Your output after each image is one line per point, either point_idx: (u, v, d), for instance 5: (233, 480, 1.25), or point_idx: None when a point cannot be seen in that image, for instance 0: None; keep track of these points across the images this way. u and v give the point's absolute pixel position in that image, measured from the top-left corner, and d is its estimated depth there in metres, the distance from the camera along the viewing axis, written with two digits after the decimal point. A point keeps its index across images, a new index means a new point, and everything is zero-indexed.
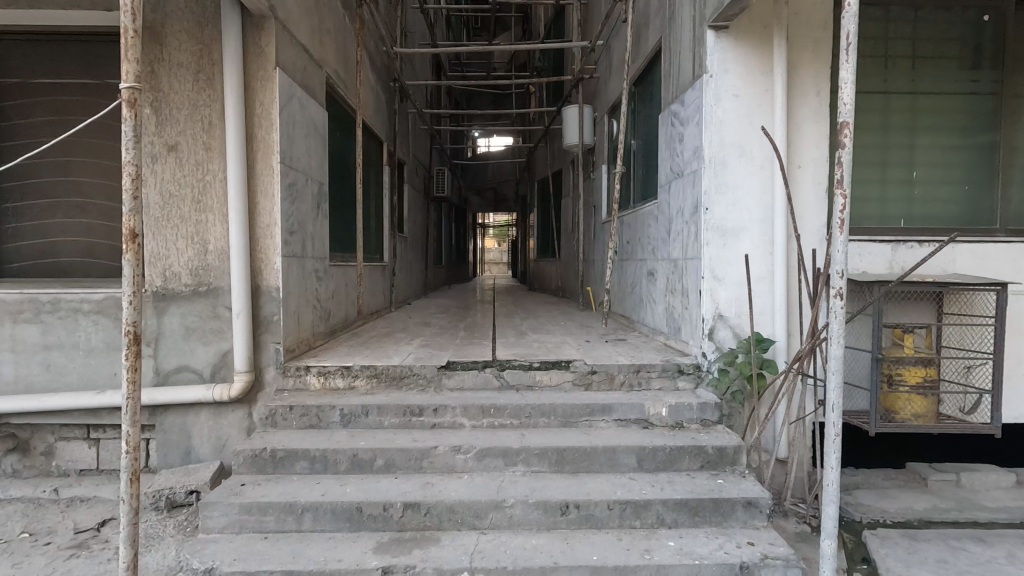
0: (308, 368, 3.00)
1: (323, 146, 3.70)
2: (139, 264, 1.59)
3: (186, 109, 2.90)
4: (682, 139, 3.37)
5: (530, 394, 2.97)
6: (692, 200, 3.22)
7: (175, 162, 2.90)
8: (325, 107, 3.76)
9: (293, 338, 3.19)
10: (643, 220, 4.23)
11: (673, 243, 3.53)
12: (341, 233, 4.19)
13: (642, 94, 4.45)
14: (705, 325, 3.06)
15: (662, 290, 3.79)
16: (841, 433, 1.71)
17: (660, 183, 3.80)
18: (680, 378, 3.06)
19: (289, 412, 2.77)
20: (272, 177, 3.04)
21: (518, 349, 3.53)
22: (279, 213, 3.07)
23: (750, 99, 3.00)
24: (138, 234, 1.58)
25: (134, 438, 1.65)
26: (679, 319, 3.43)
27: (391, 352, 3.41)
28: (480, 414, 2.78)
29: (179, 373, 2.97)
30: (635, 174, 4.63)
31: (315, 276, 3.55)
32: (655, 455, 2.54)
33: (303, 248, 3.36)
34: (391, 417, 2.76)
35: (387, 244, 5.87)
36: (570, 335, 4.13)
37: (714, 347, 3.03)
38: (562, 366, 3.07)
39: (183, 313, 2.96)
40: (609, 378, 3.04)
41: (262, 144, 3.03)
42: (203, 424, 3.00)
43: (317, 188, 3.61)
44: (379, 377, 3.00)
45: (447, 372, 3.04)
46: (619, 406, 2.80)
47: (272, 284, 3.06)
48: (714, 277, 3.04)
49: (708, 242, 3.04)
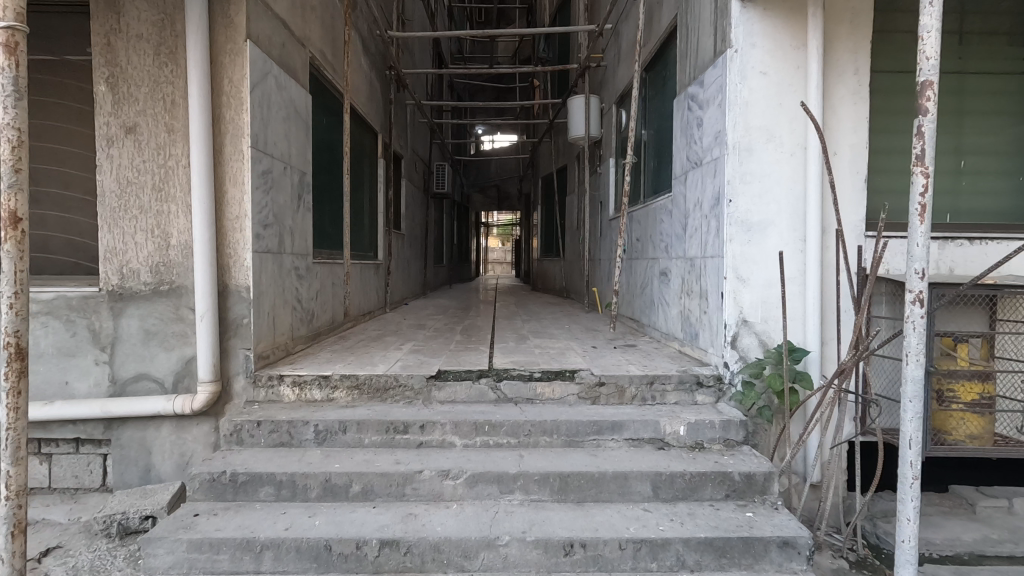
0: (281, 378, 2.68)
1: (305, 131, 3.37)
2: (20, 256, 1.47)
3: (146, 86, 2.60)
4: (702, 124, 3.03)
5: (530, 408, 2.64)
6: (712, 191, 2.88)
7: (134, 146, 2.61)
8: (307, 88, 3.43)
9: (266, 343, 2.85)
10: (655, 215, 3.89)
11: (690, 241, 3.19)
12: (327, 228, 3.88)
13: (655, 79, 4.11)
14: (728, 332, 2.72)
15: (676, 292, 3.46)
16: (917, 477, 1.55)
17: (675, 173, 3.46)
18: (698, 391, 2.73)
19: (256, 428, 2.45)
20: (241, 163, 2.68)
21: (517, 356, 3.19)
22: (251, 203, 2.71)
23: (780, 79, 2.66)
24: (19, 218, 1.46)
25: (14, 480, 1.51)
26: (696, 324, 3.10)
27: (377, 359, 3.08)
28: (473, 432, 2.45)
29: (139, 382, 2.68)
30: (646, 165, 4.29)
31: (293, 274, 3.22)
32: (673, 483, 2.20)
33: (279, 243, 3.03)
34: (371, 434, 2.44)
35: (381, 241, 5.56)
36: (574, 340, 3.79)
37: (737, 357, 2.70)
38: (566, 377, 2.74)
39: (143, 315, 2.66)
40: (619, 391, 2.71)
41: (231, 126, 2.67)
42: (165, 439, 2.68)
43: (298, 179, 3.28)
44: (361, 388, 2.68)
45: (437, 383, 2.71)
46: (631, 424, 2.46)
47: (241, 282, 2.70)
48: (737, 277, 2.71)
49: (732, 238, 2.71)
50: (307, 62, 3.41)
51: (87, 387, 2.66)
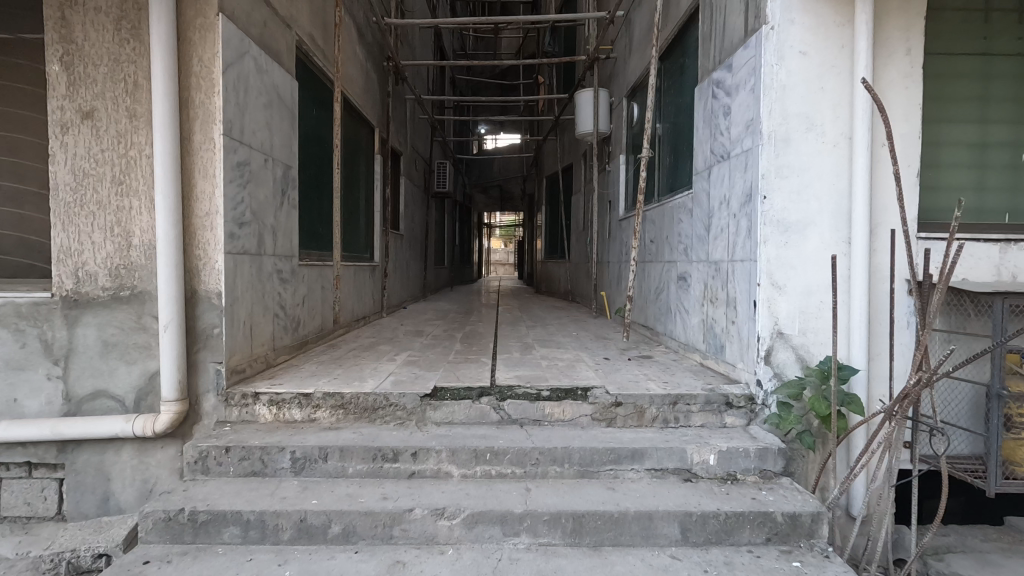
0: (257, 397, 2.38)
1: (290, 121, 3.07)
2: None
3: (106, 65, 2.31)
4: (729, 112, 2.72)
5: (538, 432, 2.33)
6: (742, 187, 2.57)
7: (92, 134, 2.32)
8: (293, 74, 3.13)
9: (242, 356, 2.54)
10: (672, 216, 3.59)
11: (715, 243, 2.89)
12: (316, 227, 3.58)
13: (671, 67, 3.81)
14: (761, 345, 2.42)
15: (697, 299, 3.15)
16: None
17: (696, 169, 3.15)
18: (727, 412, 2.42)
19: (224, 454, 2.13)
20: (212, 152, 2.36)
21: (523, 369, 2.88)
22: (224, 199, 2.39)
23: (822, 60, 2.35)
24: None
25: None
26: (722, 336, 2.78)
27: (366, 373, 2.78)
28: (472, 460, 2.14)
29: (96, 399, 2.37)
30: (662, 161, 3.99)
31: (276, 278, 2.92)
32: (705, 525, 1.88)
33: (259, 243, 2.72)
34: (356, 462, 2.13)
35: (378, 241, 5.26)
36: (584, 350, 3.49)
37: (772, 374, 2.39)
38: (578, 396, 2.43)
39: (101, 323, 2.36)
40: (638, 412, 2.40)
41: (201, 110, 2.35)
42: (125, 464, 2.38)
43: (282, 173, 2.98)
44: (347, 408, 2.38)
45: (433, 402, 2.40)
46: (654, 452, 2.15)
47: (212, 288, 2.38)
48: (772, 283, 2.40)
49: (766, 239, 2.40)
50: (293, 45, 3.11)
51: (38, 406, 2.35)
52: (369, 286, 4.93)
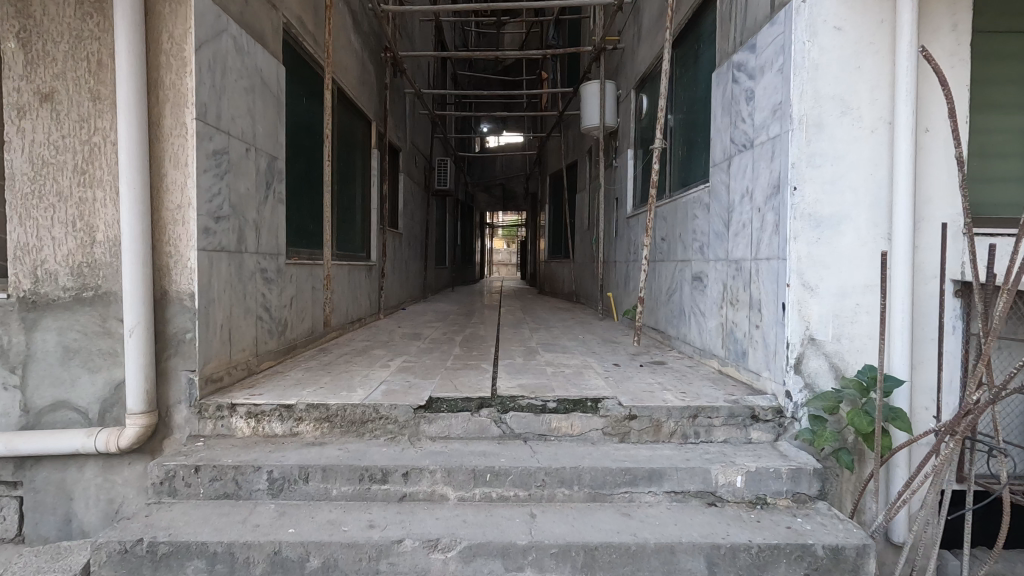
0: (233, 408, 2.15)
1: (276, 109, 2.86)
2: None
3: (67, 43, 2.09)
4: (752, 97, 2.49)
5: (543, 449, 2.10)
6: (768, 178, 2.34)
7: (52, 118, 2.10)
8: (280, 59, 2.91)
9: (219, 363, 2.31)
10: (686, 212, 3.36)
11: (735, 239, 2.66)
12: (306, 223, 3.36)
13: (684, 53, 3.58)
14: (790, 352, 2.19)
15: (714, 302, 2.92)
16: None
17: (714, 160, 2.92)
18: (753, 426, 2.19)
19: (193, 474, 1.91)
20: (182, 138, 2.13)
21: (527, 377, 2.66)
22: (197, 190, 2.16)
23: (859, 36, 2.12)
24: None
25: None
26: (745, 342, 2.55)
27: (357, 381, 2.55)
28: (470, 481, 1.91)
29: (57, 412, 2.15)
30: (674, 153, 3.76)
31: (259, 277, 2.70)
32: (735, 559, 1.65)
33: (239, 239, 2.49)
34: (340, 483, 1.90)
35: (375, 240, 5.04)
36: (592, 355, 3.26)
37: (803, 384, 2.16)
38: (588, 408, 2.21)
39: (62, 327, 2.14)
40: (654, 426, 2.18)
41: (171, 91, 2.12)
42: (89, 482, 2.15)
43: (266, 164, 2.76)
44: (332, 421, 2.16)
45: (427, 415, 2.18)
46: (673, 473, 1.92)
47: (183, 288, 2.15)
48: (803, 283, 2.17)
49: (797, 235, 2.16)
50: (280, 27, 2.89)
51: None
52: (365, 286, 4.71)
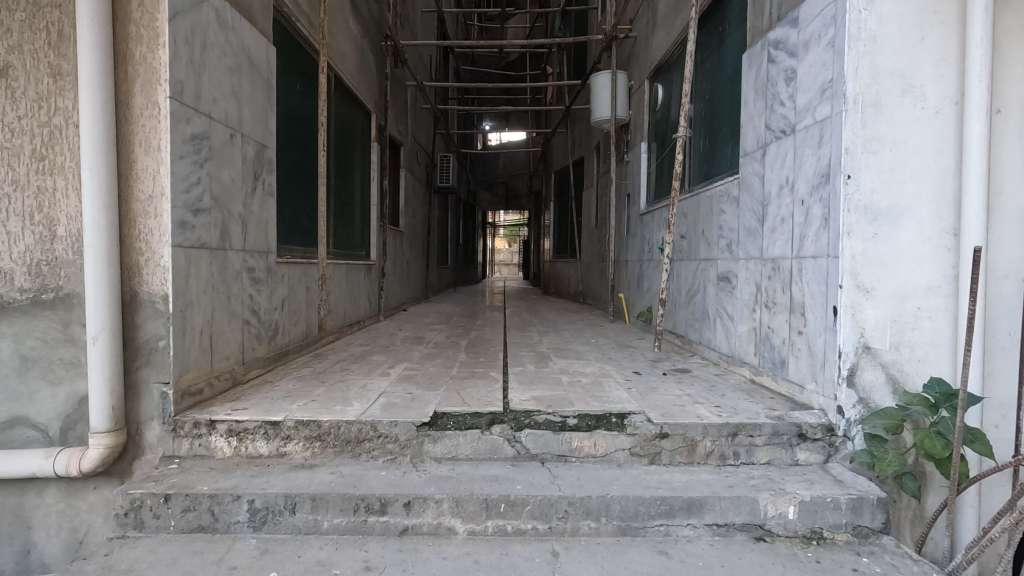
0: (212, 426, 1.91)
1: (266, 93, 2.61)
2: None
3: (24, 10, 1.84)
4: (793, 77, 2.24)
5: (564, 472, 1.85)
6: (814, 167, 2.09)
7: (5, 96, 1.84)
8: (271, 39, 2.67)
9: (198, 374, 2.06)
10: (711, 207, 3.10)
11: (771, 236, 2.41)
12: (300, 219, 3.11)
13: (708, 37, 3.33)
14: (843, 362, 1.94)
15: (745, 305, 2.67)
16: None
17: (745, 149, 2.67)
18: (801, 445, 1.94)
19: (163, 505, 1.65)
20: (155, 120, 1.88)
21: (541, 388, 2.40)
22: (172, 179, 1.91)
23: (922, 3, 1.86)
24: None
25: None
26: (784, 350, 2.30)
27: (353, 392, 2.30)
28: (482, 513, 1.66)
29: (12, 429, 1.88)
30: (695, 145, 3.51)
31: (246, 277, 2.45)
32: None
33: (223, 235, 2.24)
34: (333, 515, 1.65)
35: (375, 237, 4.80)
36: (609, 362, 3.00)
37: (857, 399, 1.91)
38: (612, 426, 1.96)
39: (18, 334, 1.88)
40: (688, 446, 1.92)
41: (142, 66, 1.87)
42: (48, 510, 1.89)
43: (255, 153, 2.51)
44: (324, 441, 1.91)
45: (431, 433, 1.92)
46: (716, 503, 1.67)
47: (156, 289, 1.90)
48: (857, 285, 1.92)
49: (851, 230, 1.92)
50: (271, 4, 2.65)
51: None
52: (364, 287, 4.46)
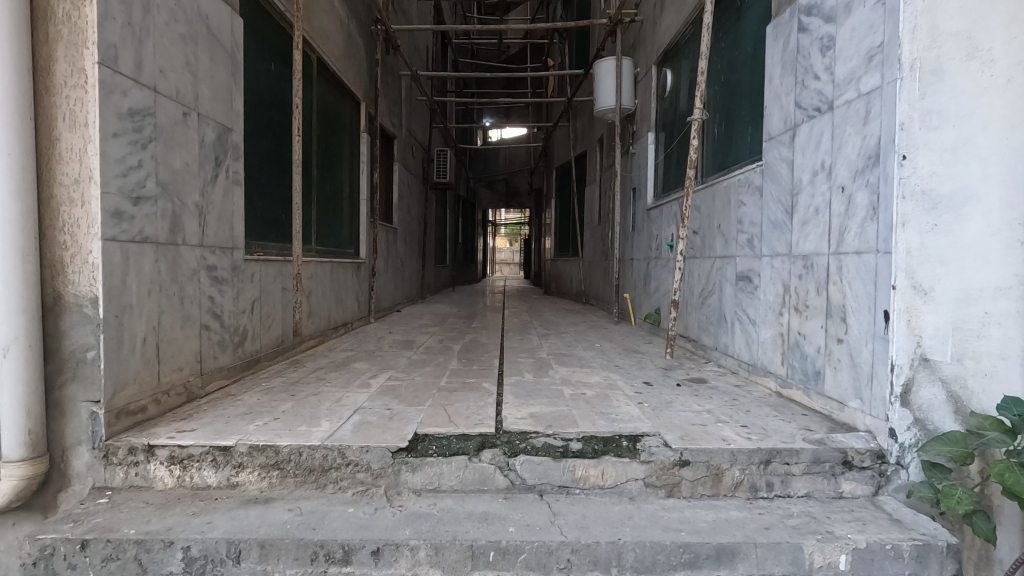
0: (151, 452, 1.62)
1: (229, 69, 2.31)
2: None
3: None
4: (831, 45, 1.95)
5: (566, 509, 1.55)
6: (859, 147, 1.79)
7: None
8: (235, 8, 2.37)
9: (140, 390, 1.78)
10: (728, 198, 2.81)
11: (803, 229, 2.12)
12: (273, 212, 2.82)
13: (724, 12, 3.03)
14: (895, 377, 1.63)
15: (770, 308, 2.37)
16: None
17: (769, 133, 2.38)
18: (845, 475, 1.65)
19: (79, 553, 1.36)
20: (81, 91, 1.58)
21: (539, 403, 2.10)
22: (104, 160, 1.62)
23: None
24: None
25: None
26: (818, 361, 2.01)
27: (324, 409, 2.00)
28: (466, 563, 1.36)
29: None
30: (710, 131, 3.21)
31: (204, 276, 2.15)
32: None
33: (173, 228, 1.95)
34: (284, 566, 1.35)
35: (365, 234, 4.51)
36: (616, 371, 2.71)
37: (911, 421, 1.62)
38: (622, 453, 1.67)
39: None
40: (713, 476, 1.63)
41: (65, 26, 1.58)
42: None
43: (215, 135, 2.22)
44: (283, 469, 1.62)
45: (409, 461, 1.63)
46: (752, 551, 1.37)
47: (84, 291, 1.61)
48: (913, 285, 1.62)
49: (907, 219, 1.62)
50: None
51: None
52: (353, 287, 4.17)
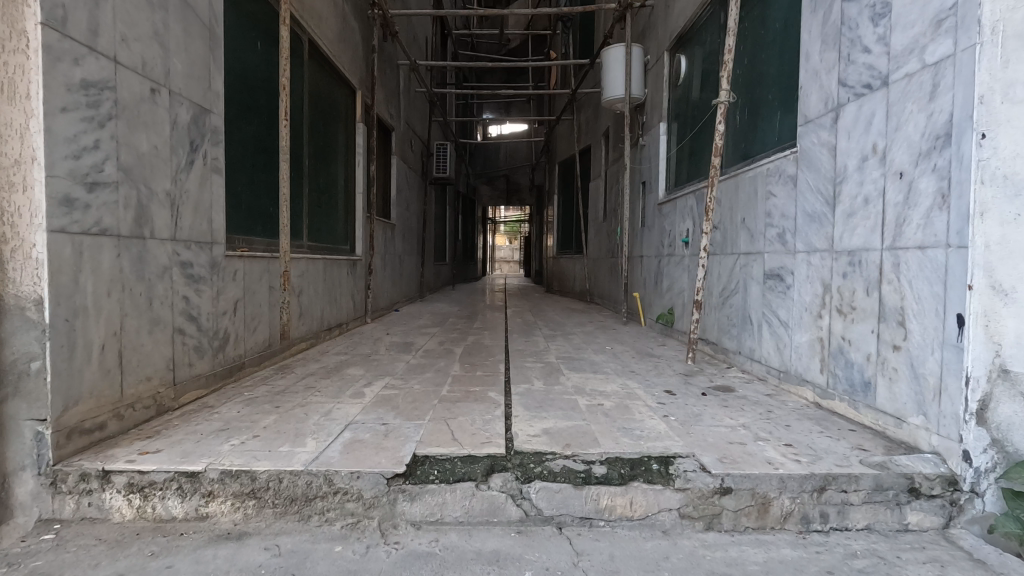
0: (107, 479, 1.40)
1: (207, 43, 2.08)
2: None
3: None
4: (886, 13, 1.72)
5: (592, 546, 1.32)
6: (924, 126, 1.56)
7: None
8: None
9: (99, 405, 1.55)
10: (754, 190, 2.58)
11: (848, 221, 1.89)
12: (258, 204, 2.58)
13: None
14: (970, 393, 1.40)
15: (805, 310, 2.15)
16: None
17: (807, 116, 2.14)
18: (911, 505, 1.42)
19: None
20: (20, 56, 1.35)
21: (553, 417, 1.87)
22: (49, 138, 1.38)
23: None
24: None
25: None
26: (867, 369, 1.79)
27: (310, 424, 1.77)
28: None
29: None
30: (732, 119, 2.99)
31: (178, 273, 1.92)
32: None
33: (140, 218, 1.72)
34: None
35: (361, 230, 4.29)
36: (633, 377, 2.48)
37: (988, 442, 1.39)
38: (651, 479, 1.45)
39: None
40: (758, 506, 1.41)
41: None
42: None
43: (191, 117, 1.99)
44: (260, 499, 1.39)
45: (406, 489, 1.41)
46: None
47: (26, 291, 1.38)
48: (993, 284, 1.38)
49: (986, 208, 1.38)
50: None
51: None
52: (348, 285, 3.94)
